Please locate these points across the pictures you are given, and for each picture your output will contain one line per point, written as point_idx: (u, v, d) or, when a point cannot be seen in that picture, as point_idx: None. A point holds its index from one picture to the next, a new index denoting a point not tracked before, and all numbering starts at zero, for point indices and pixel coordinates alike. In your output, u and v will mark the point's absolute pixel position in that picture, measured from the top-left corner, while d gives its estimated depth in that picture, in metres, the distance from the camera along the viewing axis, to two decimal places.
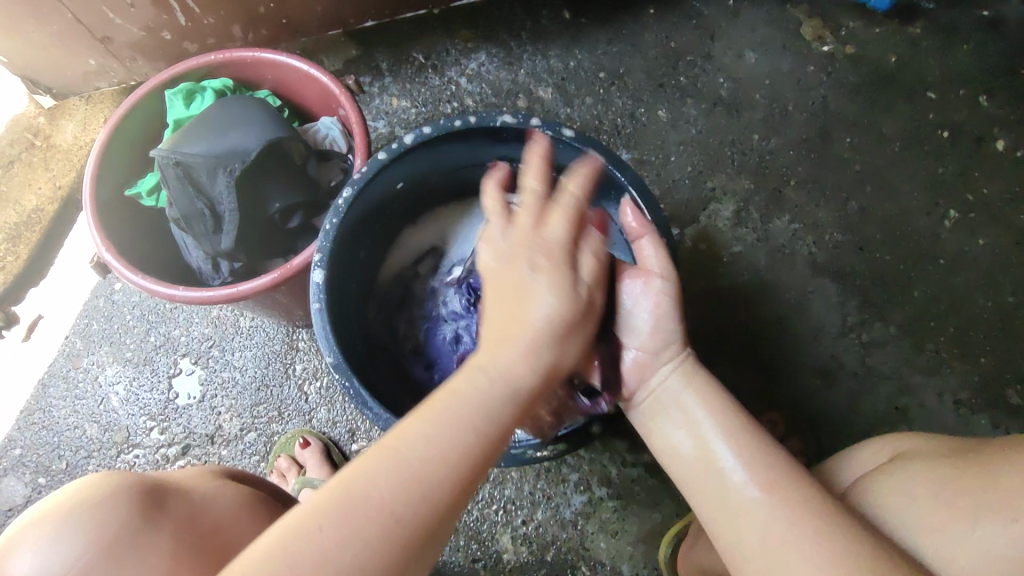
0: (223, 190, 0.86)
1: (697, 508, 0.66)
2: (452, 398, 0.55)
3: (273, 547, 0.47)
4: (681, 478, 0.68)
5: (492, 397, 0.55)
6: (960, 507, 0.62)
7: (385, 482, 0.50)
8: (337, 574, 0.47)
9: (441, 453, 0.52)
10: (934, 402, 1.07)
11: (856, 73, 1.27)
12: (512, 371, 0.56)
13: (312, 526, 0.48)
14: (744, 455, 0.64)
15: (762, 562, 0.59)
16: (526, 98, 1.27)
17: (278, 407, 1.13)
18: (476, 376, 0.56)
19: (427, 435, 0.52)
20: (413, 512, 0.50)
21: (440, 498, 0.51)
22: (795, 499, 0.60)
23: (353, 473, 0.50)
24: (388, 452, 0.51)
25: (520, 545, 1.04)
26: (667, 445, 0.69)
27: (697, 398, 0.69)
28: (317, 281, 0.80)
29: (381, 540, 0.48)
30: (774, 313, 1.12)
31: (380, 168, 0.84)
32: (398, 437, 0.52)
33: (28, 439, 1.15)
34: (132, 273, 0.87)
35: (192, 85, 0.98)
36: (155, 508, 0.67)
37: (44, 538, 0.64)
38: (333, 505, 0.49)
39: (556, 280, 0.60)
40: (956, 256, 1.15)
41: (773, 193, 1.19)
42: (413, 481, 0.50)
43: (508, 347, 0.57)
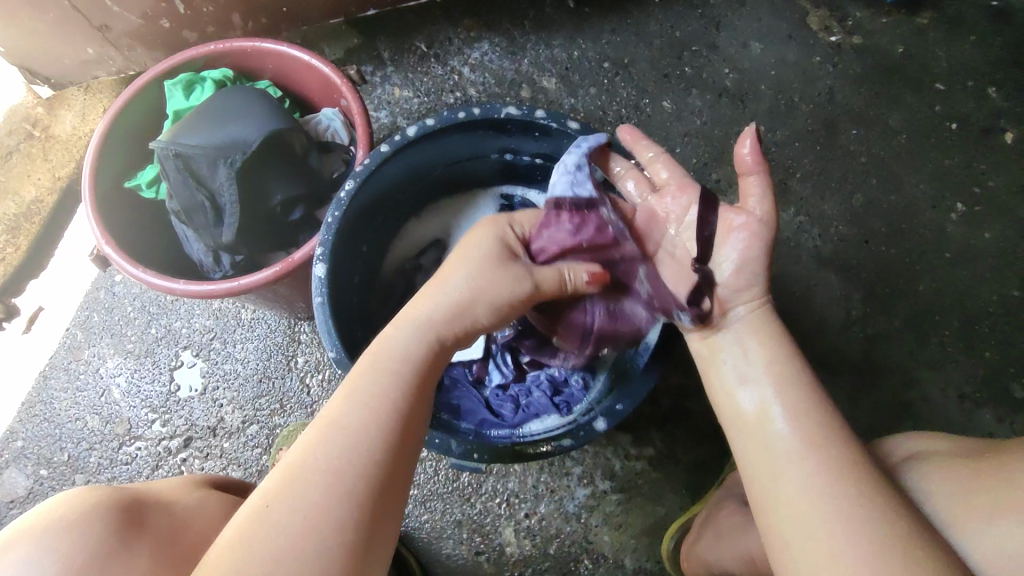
0: (224, 182, 0.85)
1: (739, 453, 0.66)
2: (365, 373, 0.62)
3: (234, 537, 0.52)
4: (730, 418, 0.69)
5: (399, 359, 0.64)
6: (978, 505, 0.63)
7: (317, 450, 0.56)
8: (296, 537, 0.51)
9: (365, 413, 0.59)
10: (939, 396, 1.07)
11: (863, 64, 1.25)
12: (411, 340, 0.66)
13: (263, 507, 0.53)
14: (795, 408, 0.63)
15: (784, 507, 0.59)
16: (529, 89, 1.26)
17: (281, 400, 1.13)
18: (389, 345, 0.65)
19: (354, 400, 0.60)
20: (356, 466, 0.55)
21: (378, 442, 0.58)
22: (835, 459, 0.59)
23: (292, 456, 0.57)
24: (319, 432, 0.57)
25: (523, 538, 1.04)
26: (725, 389, 0.70)
27: (763, 348, 0.69)
28: (319, 275, 0.79)
29: (327, 498, 0.53)
30: (779, 306, 1.11)
31: (383, 160, 0.83)
32: (328, 418, 0.59)
33: (29, 431, 1.14)
34: (133, 266, 0.86)
35: (191, 75, 0.97)
36: (131, 528, 0.66)
37: (16, 564, 0.62)
38: (280, 488, 0.54)
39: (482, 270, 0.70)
40: (962, 249, 1.14)
41: (778, 185, 1.18)
42: (346, 441, 0.57)
43: (404, 326, 0.67)
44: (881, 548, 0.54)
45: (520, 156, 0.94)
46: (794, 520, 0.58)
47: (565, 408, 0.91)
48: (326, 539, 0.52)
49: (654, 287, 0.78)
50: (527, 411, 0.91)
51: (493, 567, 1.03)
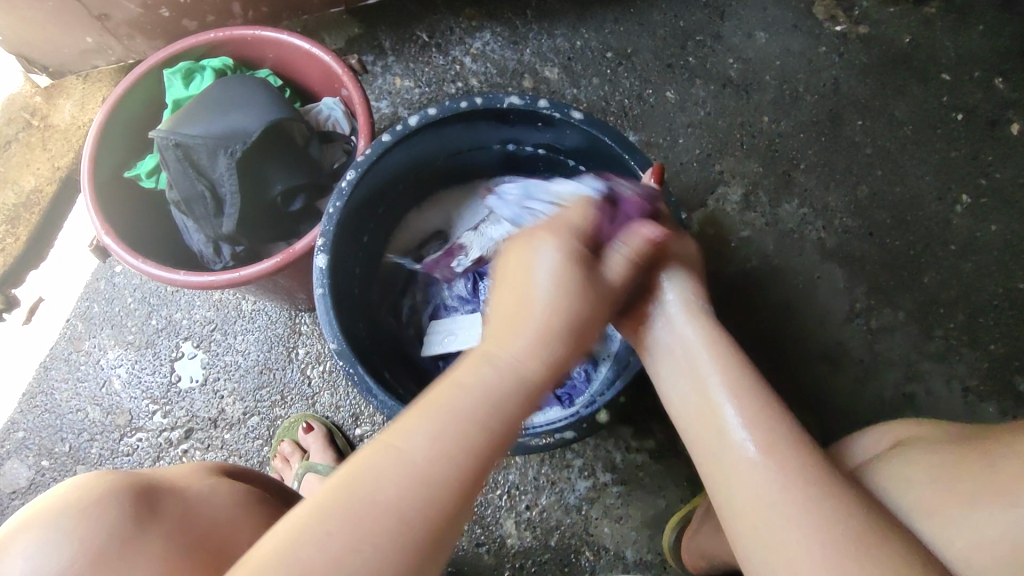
0: (224, 172, 0.85)
1: (697, 463, 0.62)
2: (454, 389, 0.52)
3: (272, 557, 0.44)
4: (681, 424, 0.64)
5: (500, 386, 0.53)
6: (959, 491, 0.62)
7: (385, 477, 0.47)
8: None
9: (446, 447, 0.49)
10: (942, 389, 1.06)
11: (869, 54, 1.24)
12: (519, 361, 0.54)
13: (311, 536, 0.45)
14: (747, 410, 0.59)
15: (747, 523, 0.55)
16: (532, 79, 1.25)
17: (281, 391, 1.13)
18: (482, 368, 0.53)
19: (437, 420, 0.50)
20: (424, 515, 0.47)
21: (447, 484, 0.48)
22: (793, 466, 0.55)
23: (354, 475, 0.47)
24: (387, 450, 0.48)
25: (524, 530, 1.04)
26: (673, 400, 0.65)
27: (707, 350, 0.65)
28: (320, 266, 0.79)
29: (367, 539, 0.45)
30: (782, 299, 1.11)
31: (384, 150, 0.82)
32: (401, 437, 0.49)
33: (31, 422, 1.14)
34: (132, 257, 0.85)
35: (190, 64, 0.96)
36: (145, 511, 0.66)
37: (29, 545, 0.63)
38: (334, 516, 0.46)
39: (565, 254, 0.61)
40: (967, 242, 1.13)
41: (782, 177, 1.17)
42: (421, 479, 0.47)
43: (515, 339, 0.55)
44: (841, 550, 0.50)
45: (522, 147, 0.94)
46: (755, 532, 0.54)
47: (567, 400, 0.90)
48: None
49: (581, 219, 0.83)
50: None
51: (493, 559, 1.03)
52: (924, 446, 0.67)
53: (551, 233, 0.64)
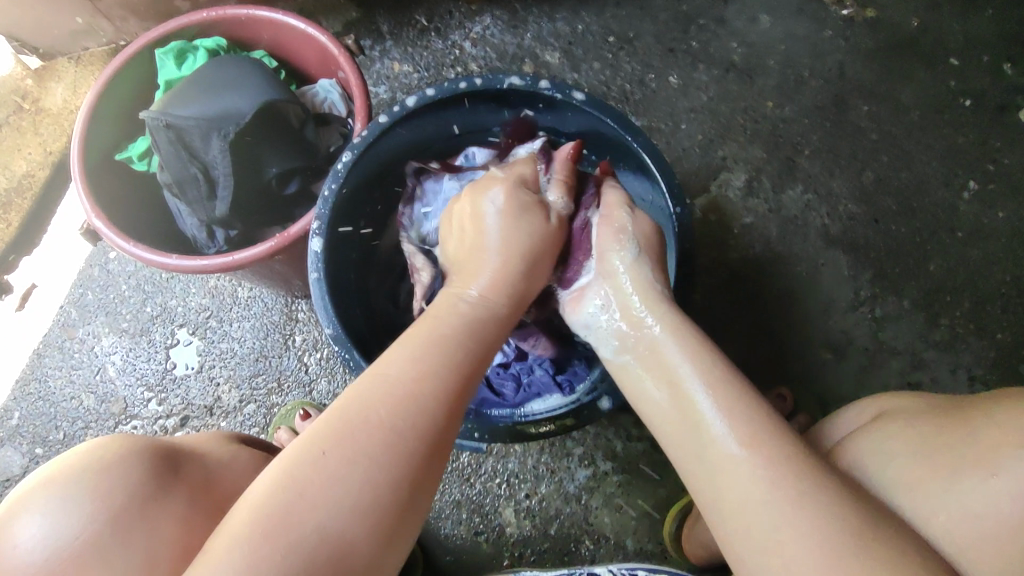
0: (217, 154, 0.83)
1: (677, 461, 0.62)
2: (433, 321, 0.63)
3: (268, 486, 0.50)
4: (659, 425, 0.64)
5: (471, 315, 0.65)
6: (940, 464, 0.61)
7: (370, 398, 0.54)
8: (346, 493, 0.49)
9: (421, 371, 0.57)
10: (947, 378, 1.05)
11: (875, 38, 1.22)
12: (484, 298, 0.67)
13: (306, 450, 0.51)
14: (726, 405, 0.59)
15: (739, 517, 0.55)
16: (532, 63, 1.23)
17: (278, 379, 1.11)
18: (456, 302, 0.66)
19: (411, 353, 0.59)
20: (412, 425, 0.53)
21: (433, 412, 0.55)
22: (778, 455, 0.56)
23: (342, 404, 0.54)
24: (371, 378, 0.56)
25: (524, 519, 1.03)
26: (648, 405, 0.65)
27: (678, 344, 0.65)
28: (317, 251, 0.77)
29: (368, 455, 0.51)
30: (785, 287, 1.09)
31: (381, 132, 0.80)
32: (386, 372, 0.57)
33: (25, 410, 1.13)
34: (124, 241, 0.84)
35: (183, 44, 0.94)
36: (166, 476, 0.64)
37: (49, 501, 0.59)
38: (330, 433, 0.52)
39: (512, 201, 0.73)
40: (974, 229, 1.12)
41: (786, 163, 1.15)
42: (404, 397, 0.55)
43: (475, 280, 0.69)
44: (840, 546, 0.51)
45: (522, 130, 0.92)
46: (745, 528, 0.55)
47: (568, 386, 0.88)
48: (375, 500, 0.50)
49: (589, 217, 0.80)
50: (528, 390, 0.89)
51: (492, 548, 1.02)
52: (903, 418, 0.65)
53: (498, 185, 0.75)
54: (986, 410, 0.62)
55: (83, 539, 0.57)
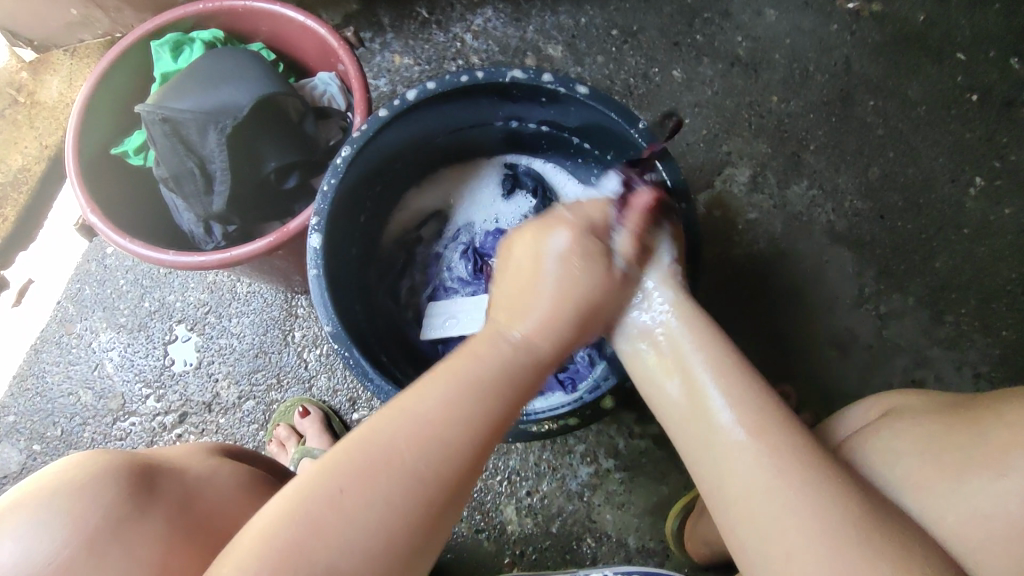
0: (214, 148, 0.82)
1: (682, 447, 0.61)
2: (470, 355, 0.58)
3: (285, 513, 0.48)
4: (663, 408, 0.63)
5: (511, 354, 0.59)
6: (947, 464, 0.60)
7: (397, 437, 0.51)
8: (357, 539, 0.47)
9: (453, 415, 0.53)
10: (953, 375, 1.04)
11: (882, 32, 1.20)
12: (529, 336, 0.61)
13: (326, 485, 0.49)
14: (734, 394, 0.58)
15: (743, 507, 0.54)
16: (534, 57, 1.21)
17: (277, 375, 1.10)
18: (497, 342, 0.60)
19: (441, 388, 0.54)
20: (433, 470, 0.51)
21: (458, 454, 0.52)
22: (786, 446, 0.55)
23: (372, 442, 0.51)
24: (398, 411, 0.53)
25: (525, 516, 1.02)
26: (654, 390, 0.64)
27: (687, 332, 0.64)
28: (315, 246, 0.76)
29: (386, 496, 0.49)
30: (790, 283, 1.08)
31: (381, 126, 0.79)
32: (418, 408, 0.53)
33: (22, 406, 1.12)
34: (120, 237, 0.83)
35: (180, 36, 0.92)
36: (144, 493, 0.62)
37: (21, 526, 0.58)
38: (350, 472, 0.49)
39: (579, 244, 0.65)
40: (981, 225, 1.10)
41: (791, 158, 1.14)
42: (430, 438, 0.51)
43: (525, 319, 0.62)
44: (840, 540, 0.50)
45: (525, 124, 0.90)
46: (748, 518, 0.54)
47: (570, 385, 0.88)
48: (387, 547, 0.48)
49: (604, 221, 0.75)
50: None
51: (493, 546, 1.02)
52: (909, 417, 0.64)
53: (564, 226, 0.67)
54: (994, 409, 0.61)
55: (57, 563, 0.57)
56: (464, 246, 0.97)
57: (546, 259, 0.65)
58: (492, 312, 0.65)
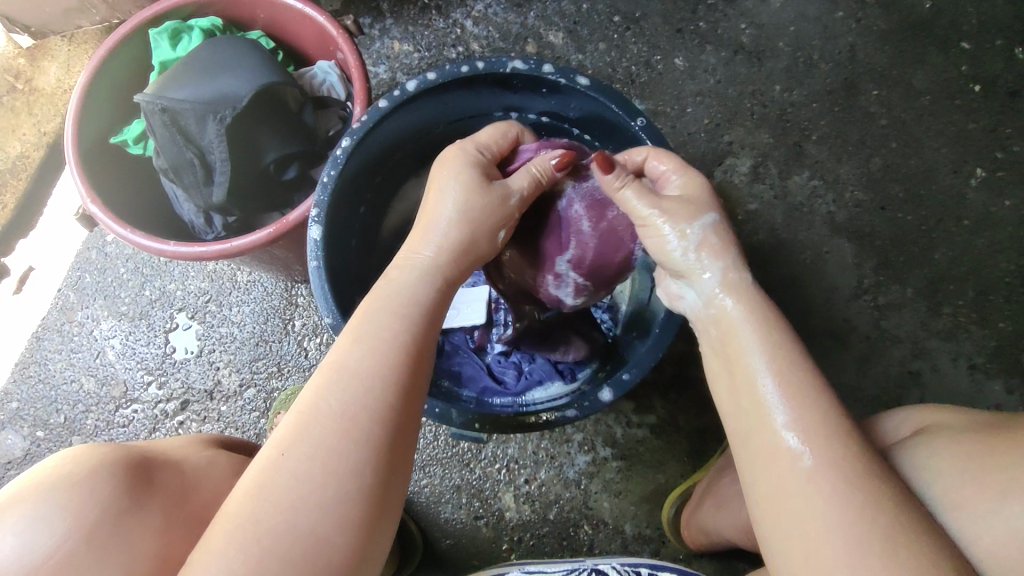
0: (213, 138, 0.81)
1: (733, 438, 0.61)
2: (376, 299, 0.63)
3: (244, 492, 0.51)
4: (720, 394, 0.63)
5: (414, 288, 0.65)
6: (988, 484, 0.59)
7: (319, 388, 0.56)
8: (311, 489, 0.51)
9: (371, 354, 0.58)
10: (949, 366, 1.04)
11: (887, 20, 1.19)
12: (429, 265, 0.67)
13: (267, 456, 0.53)
14: (793, 397, 0.57)
15: (774, 503, 0.55)
16: (535, 43, 1.20)
17: (278, 363, 1.11)
18: (399, 279, 0.66)
19: (357, 336, 0.59)
20: (363, 406, 0.54)
21: (384, 386, 0.56)
22: (830, 455, 0.54)
23: (299, 402, 0.56)
24: (326, 369, 0.57)
25: (523, 504, 1.04)
26: (718, 377, 0.64)
27: (752, 329, 0.61)
28: (315, 238, 0.76)
29: (327, 445, 0.52)
30: (789, 273, 1.08)
31: (381, 117, 0.79)
32: (336, 360, 0.58)
33: (25, 393, 1.13)
34: (120, 227, 0.83)
35: (178, 23, 0.92)
36: (141, 487, 0.63)
37: (21, 520, 0.56)
38: (288, 435, 0.53)
39: (463, 174, 0.70)
40: (981, 217, 1.10)
41: (793, 148, 1.14)
42: (346, 375, 0.56)
43: (419, 251, 0.68)
44: (865, 546, 0.50)
45: (525, 115, 0.90)
46: (776, 512, 0.55)
47: (570, 374, 0.89)
48: (343, 491, 0.51)
49: (592, 235, 0.77)
50: (529, 378, 0.90)
51: (492, 532, 1.03)
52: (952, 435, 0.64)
53: (453, 162, 0.72)
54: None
55: (59, 558, 0.56)
56: None
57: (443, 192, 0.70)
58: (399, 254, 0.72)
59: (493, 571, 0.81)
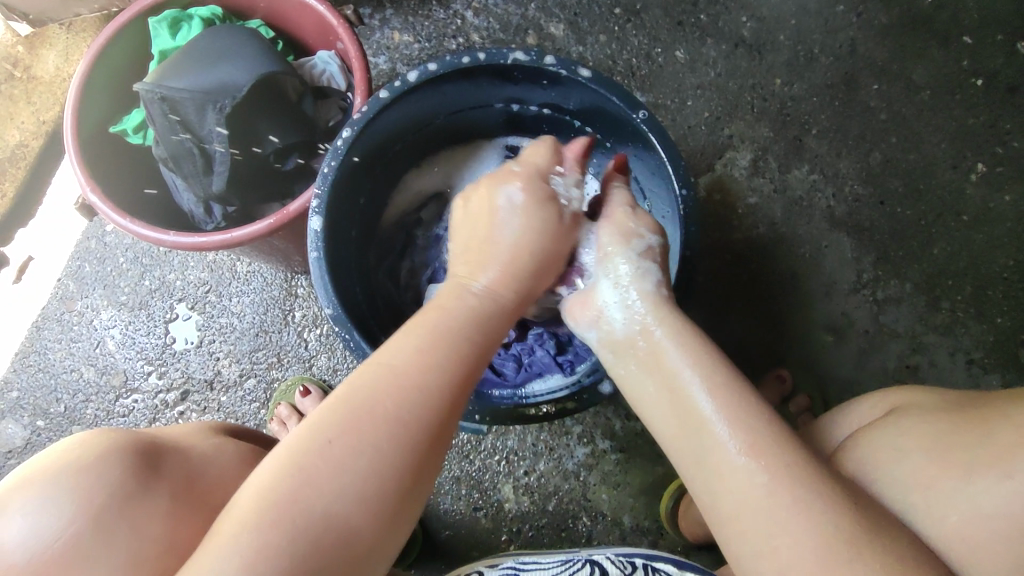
0: (213, 128, 0.81)
1: (678, 467, 0.61)
2: (436, 311, 0.62)
3: (273, 467, 0.52)
4: (655, 421, 0.63)
5: (477, 307, 0.63)
6: (953, 463, 0.60)
7: (381, 385, 0.55)
8: (353, 478, 0.51)
9: (428, 361, 0.57)
10: (946, 360, 1.05)
11: (889, 14, 1.18)
12: (492, 289, 0.65)
13: (313, 437, 0.52)
14: (728, 416, 0.57)
15: (739, 526, 0.55)
16: (536, 35, 1.19)
17: (278, 353, 1.11)
18: (461, 295, 0.64)
19: (415, 341, 0.58)
20: (417, 414, 0.54)
21: (439, 402, 0.56)
22: (778, 465, 0.55)
23: (345, 391, 0.55)
24: (374, 362, 0.57)
25: (522, 495, 1.04)
26: (648, 407, 0.63)
27: (677, 346, 0.63)
28: (315, 229, 0.76)
29: (373, 441, 0.52)
30: (787, 267, 1.09)
31: (382, 108, 0.78)
32: (382, 355, 0.58)
33: (25, 382, 1.13)
34: (121, 216, 0.82)
35: (178, 12, 0.92)
36: (148, 469, 0.63)
37: (29, 502, 0.58)
38: (334, 421, 0.53)
39: (531, 192, 0.69)
40: (980, 212, 1.10)
41: (793, 142, 1.14)
42: (409, 384, 0.55)
43: (485, 272, 0.66)
44: (838, 554, 0.51)
45: (526, 107, 0.90)
46: (746, 536, 0.55)
47: (569, 367, 0.88)
48: (381, 490, 0.52)
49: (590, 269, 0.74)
50: (530, 370, 0.89)
51: (490, 523, 1.04)
52: (917, 414, 0.65)
53: (516, 178, 0.71)
54: (1002, 410, 0.61)
55: (67, 538, 0.57)
56: None
57: (506, 213, 0.68)
58: (451, 272, 0.69)
59: (489, 561, 0.82)
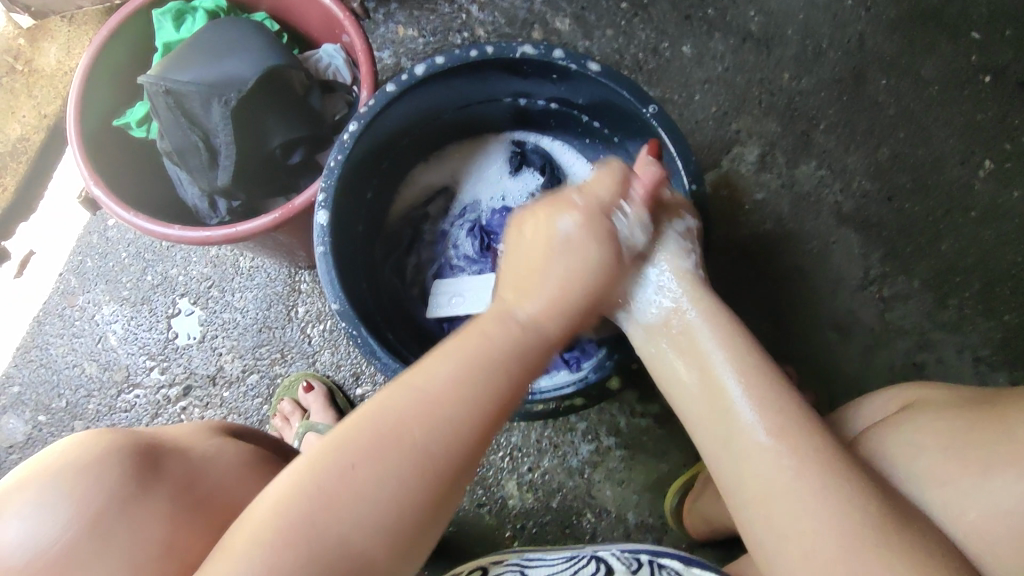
0: (218, 121, 0.80)
1: (705, 452, 0.62)
2: (478, 332, 0.58)
3: (293, 482, 0.50)
4: (684, 406, 0.64)
5: (522, 334, 0.59)
6: (972, 461, 0.59)
7: (407, 412, 0.52)
8: (367, 507, 0.49)
9: (461, 393, 0.54)
10: (954, 357, 1.05)
11: (897, 9, 1.18)
12: (537, 316, 0.60)
13: (336, 458, 0.51)
14: (760, 400, 0.58)
15: (763, 509, 0.56)
16: (542, 29, 1.19)
17: (281, 349, 1.11)
18: (504, 321, 0.59)
19: (450, 368, 0.55)
20: (441, 447, 0.52)
21: (467, 435, 0.53)
22: (806, 449, 0.55)
23: (374, 412, 0.53)
24: (408, 387, 0.54)
25: (526, 492, 1.04)
26: (679, 392, 0.64)
27: (712, 329, 0.64)
28: (322, 223, 0.75)
29: (394, 469, 0.50)
30: (792, 264, 1.08)
31: (389, 101, 0.77)
32: (416, 379, 0.55)
33: (27, 377, 1.13)
34: (124, 210, 0.82)
35: (182, 4, 0.91)
36: (148, 472, 0.62)
37: (26, 507, 0.58)
38: (357, 444, 0.51)
39: (589, 224, 0.64)
40: (989, 208, 1.10)
41: (800, 137, 1.13)
42: (438, 416, 0.52)
43: (531, 297, 0.61)
44: (857, 543, 0.51)
45: (534, 101, 0.89)
46: (767, 520, 0.55)
47: (575, 364, 0.88)
48: (397, 524, 0.50)
49: None
50: None
51: (495, 519, 1.03)
52: (932, 411, 0.64)
53: (573, 208, 0.65)
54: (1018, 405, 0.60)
55: (64, 544, 0.57)
56: (471, 224, 0.96)
57: (559, 246, 0.63)
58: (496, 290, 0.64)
59: (495, 558, 0.81)
